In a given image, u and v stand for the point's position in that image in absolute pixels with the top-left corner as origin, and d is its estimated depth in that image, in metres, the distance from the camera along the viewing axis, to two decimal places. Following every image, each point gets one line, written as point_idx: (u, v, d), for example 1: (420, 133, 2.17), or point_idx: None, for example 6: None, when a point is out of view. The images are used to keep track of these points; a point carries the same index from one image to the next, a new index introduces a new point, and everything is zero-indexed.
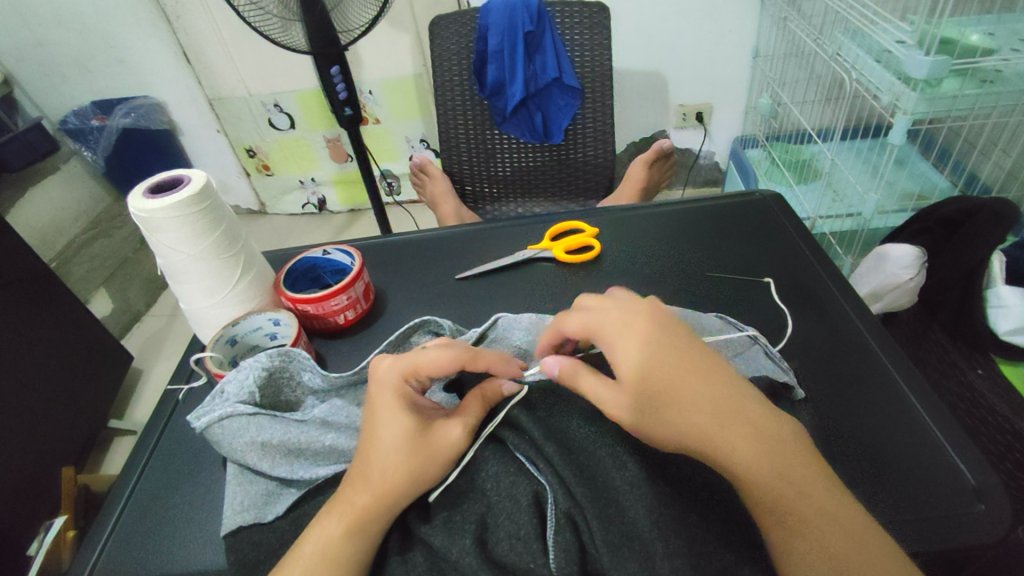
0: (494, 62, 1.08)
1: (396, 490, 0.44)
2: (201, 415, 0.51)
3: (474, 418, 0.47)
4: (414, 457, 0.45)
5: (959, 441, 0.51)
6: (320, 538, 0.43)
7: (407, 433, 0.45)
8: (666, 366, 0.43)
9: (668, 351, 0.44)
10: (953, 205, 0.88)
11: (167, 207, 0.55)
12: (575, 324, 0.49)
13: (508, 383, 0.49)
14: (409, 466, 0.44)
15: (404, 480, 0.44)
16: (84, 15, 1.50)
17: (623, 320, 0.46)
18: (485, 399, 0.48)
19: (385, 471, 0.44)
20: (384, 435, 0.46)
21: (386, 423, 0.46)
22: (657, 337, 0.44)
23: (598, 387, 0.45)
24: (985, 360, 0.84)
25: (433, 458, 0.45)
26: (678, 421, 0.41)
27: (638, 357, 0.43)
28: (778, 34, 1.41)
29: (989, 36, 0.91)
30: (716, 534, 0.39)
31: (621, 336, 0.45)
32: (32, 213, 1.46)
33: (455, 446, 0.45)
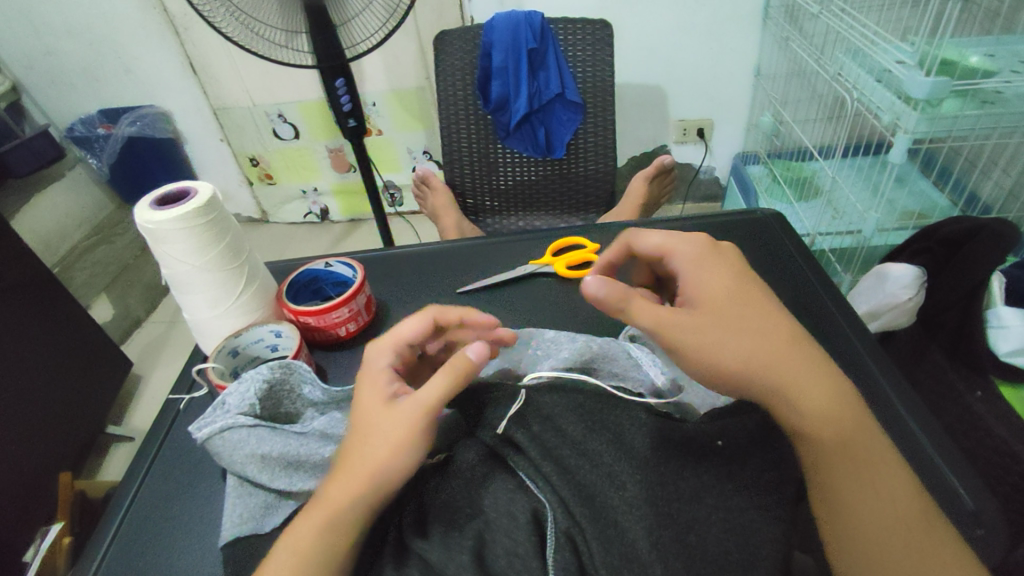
0: (499, 78, 1.10)
1: (366, 460, 0.45)
2: (202, 426, 0.50)
3: (438, 390, 0.47)
4: (379, 437, 0.46)
5: (958, 464, 0.52)
6: (297, 538, 0.44)
7: (377, 413, 0.48)
8: (732, 298, 0.53)
9: (740, 285, 0.54)
10: (954, 226, 0.88)
11: (172, 219, 0.56)
12: (658, 245, 0.59)
13: (473, 350, 0.49)
14: (378, 434, 0.46)
15: (376, 448, 0.45)
16: (92, 23, 1.51)
17: (703, 255, 0.56)
18: (455, 375, 0.47)
19: (356, 455, 0.46)
20: (359, 419, 0.48)
21: (364, 406, 0.49)
22: (729, 278, 0.54)
23: (648, 308, 0.52)
24: (984, 382, 0.83)
25: (396, 440, 0.45)
26: (712, 343, 0.50)
27: (717, 286, 0.54)
28: (779, 52, 1.43)
29: (989, 58, 0.92)
30: (712, 557, 0.39)
31: (701, 268, 0.56)
32: (35, 218, 1.47)
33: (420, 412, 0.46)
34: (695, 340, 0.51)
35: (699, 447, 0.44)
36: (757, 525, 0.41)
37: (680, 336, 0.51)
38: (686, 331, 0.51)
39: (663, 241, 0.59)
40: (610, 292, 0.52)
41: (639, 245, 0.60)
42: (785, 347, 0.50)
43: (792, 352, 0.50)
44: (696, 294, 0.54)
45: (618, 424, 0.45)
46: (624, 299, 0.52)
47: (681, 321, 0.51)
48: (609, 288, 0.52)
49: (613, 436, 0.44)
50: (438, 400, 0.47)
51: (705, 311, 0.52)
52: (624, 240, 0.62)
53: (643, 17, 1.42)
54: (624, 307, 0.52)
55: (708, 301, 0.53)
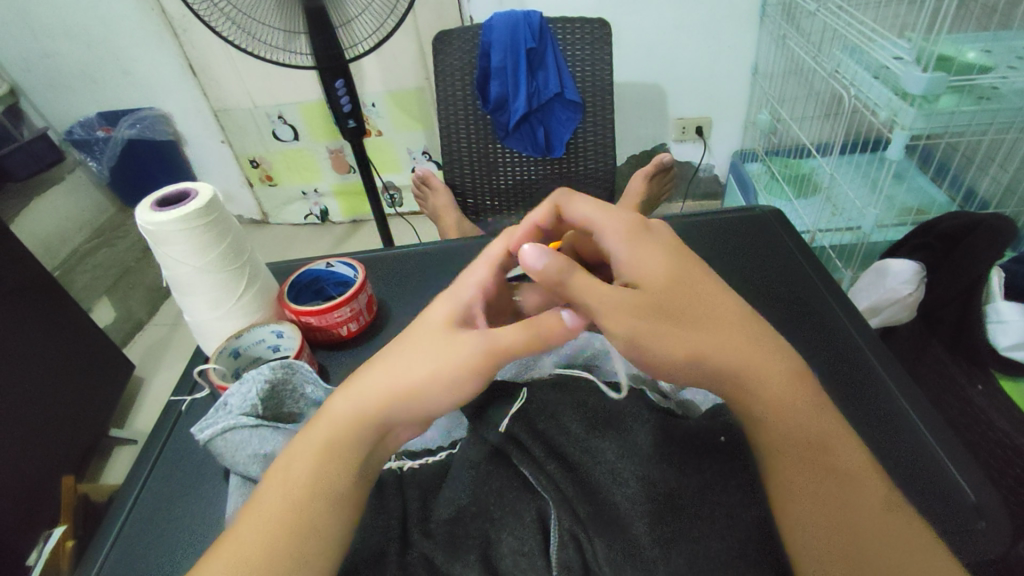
0: (497, 78, 1.10)
1: (409, 383, 0.43)
2: (205, 427, 0.51)
3: (517, 338, 0.44)
4: (433, 370, 0.43)
5: (959, 458, 0.52)
6: (291, 457, 0.42)
7: (440, 340, 0.45)
8: (675, 281, 0.45)
9: (683, 265, 0.46)
10: (950, 222, 0.88)
11: (174, 220, 0.56)
12: (588, 217, 0.51)
13: (571, 313, 0.45)
14: (438, 360, 0.43)
15: (429, 376, 0.43)
16: (92, 26, 1.51)
17: (639, 228, 0.49)
18: (541, 328, 0.44)
19: (398, 380, 0.44)
20: (414, 340, 0.45)
21: (426, 328, 0.46)
22: (667, 255, 0.47)
23: (591, 284, 0.44)
24: (985, 376, 0.83)
25: (448, 380, 0.43)
26: (657, 331, 0.43)
27: (659, 264, 0.46)
28: (777, 50, 1.43)
29: (987, 54, 0.92)
30: (715, 553, 0.39)
31: (639, 243, 0.47)
32: (36, 222, 1.47)
33: (491, 355, 0.43)
34: (639, 324, 0.43)
35: (702, 443, 0.44)
36: (761, 520, 0.41)
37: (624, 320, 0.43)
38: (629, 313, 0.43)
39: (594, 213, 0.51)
40: (550, 265, 0.44)
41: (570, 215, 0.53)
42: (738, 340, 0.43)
43: (755, 341, 0.44)
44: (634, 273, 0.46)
45: (621, 420, 0.46)
46: (563, 272, 0.44)
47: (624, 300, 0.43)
48: (549, 260, 0.44)
49: (614, 432, 0.45)
50: (510, 348, 0.44)
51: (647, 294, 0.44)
52: (553, 202, 0.54)
53: (641, 16, 1.42)
54: (563, 281, 0.44)
55: (648, 282, 0.45)
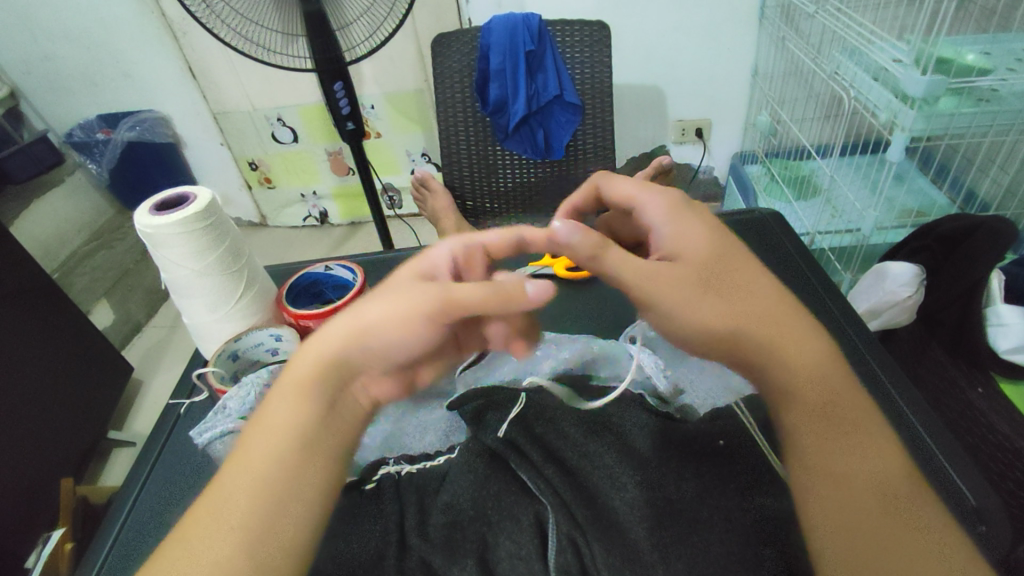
0: (496, 80, 1.10)
1: (365, 334, 0.42)
2: (204, 430, 0.53)
3: (475, 292, 0.43)
4: (394, 318, 0.42)
5: (959, 461, 0.52)
6: (262, 414, 0.41)
7: (399, 289, 0.44)
8: (711, 253, 0.49)
9: (720, 239, 0.50)
10: (950, 224, 0.87)
11: (172, 224, 0.57)
12: (629, 193, 0.54)
13: (537, 285, 0.45)
14: (394, 308, 0.42)
15: (386, 325, 0.42)
16: (92, 29, 1.52)
17: (677, 203, 0.52)
18: (504, 289, 0.44)
19: (359, 331, 0.43)
20: (374, 294, 0.45)
21: (390, 284, 0.45)
22: (706, 228, 0.50)
23: (621, 256, 0.48)
24: (985, 379, 0.83)
25: (410, 326, 0.43)
26: (683, 297, 0.47)
27: (698, 238, 0.49)
28: (776, 52, 1.43)
29: (985, 56, 0.92)
30: (717, 558, 0.38)
31: (678, 217, 0.51)
32: (35, 224, 1.47)
33: (448, 307, 0.43)
34: (672, 291, 0.47)
35: (701, 447, 0.44)
36: (765, 530, 0.40)
37: (657, 285, 0.47)
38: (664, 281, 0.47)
39: (634, 190, 0.54)
40: (581, 241, 0.47)
41: (608, 193, 0.57)
42: (762, 304, 0.47)
43: None
44: (673, 245, 0.49)
45: (620, 424, 0.46)
46: (597, 246, 0.48)
47: (656, 271, 0.47)
48: (579, 236, 0.47)
49: (613, 437, 0.45)
50: (471, 298, 0.43)
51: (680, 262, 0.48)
52: (591, 182, 0.58)
53: (641, 18, 1.42)
54: (597, 253, 0.48)
55: (686, 254, 0.49)
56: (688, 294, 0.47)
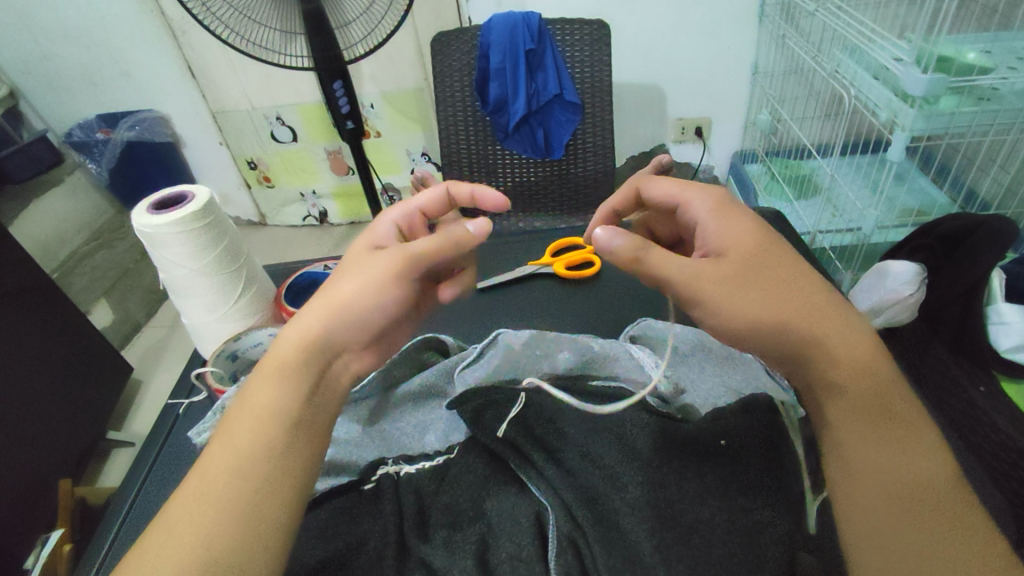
0: (496, 79, 1.09)
1: (335, 305, 0.46)
2: (202, 430, 0.52)
3: (428, 245, 0.48)
4: (359, 279, 0.47)
5: (960, 460, 0.52)
6: (248, 396, 0.44)
7: (359, 258, 0.49)
8: (758, 252, 0.48)
9: (766, 239, 0.49)
10: (952, 223, 0.87)
11: (170, 223, 0.56)
12: (669, 194, 0.55)
13: (476, 223, 0.51)
14: (360, 277, 0.47)
15: (354, 293, 0.46)
16: (90, 28, 1.51)
17: (719, 203, 0.52)
18: (451, 237, 0.49)
19: (327, 297, 0.47)
20: (339, 268, 0.49)
21: (350, 258, 0.50)
22: (754, 227, 0.50)
23: (666, 259, 0.48)
24: (986, 377, 0.82)
25: (374, 284, 0.47)
26: (728, 297, 0.46)
27: (742, 238, 0.49)
28: (777, 51, 1.43)
29: (987, 54, 0.92)
30: (716, 559, 0.39)
31: (720, 217, 0.50)
32: (34, 224, 1.46)
33: (409, 265, 0.48)
34: (719, 290, 0.46)
35: (703, 446, 0.43)
36: (769, 532, 0.40)
37: (707, 286, 0.46)
38: (711, 283, 0.46)
39: (673, 190, 0.54)
40: (624, 243, 0.47)
41: (648, 193, 0.57)
42: (808, 301, 0.46)
43: None
44: (718, 246, 0.49)
45: (620, 424, 0.45)
46: (639, 248, 0.48)
47: (700, 269, 0.47)
48: (622, 238, 0.47)
49: (614, 437, 0.45)
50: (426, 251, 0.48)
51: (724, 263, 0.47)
52: (632, 185, 0.58)
53: (641, 17, 1.42)
54: (639, 256, 0.48)
55: (732, 253, 0.48)
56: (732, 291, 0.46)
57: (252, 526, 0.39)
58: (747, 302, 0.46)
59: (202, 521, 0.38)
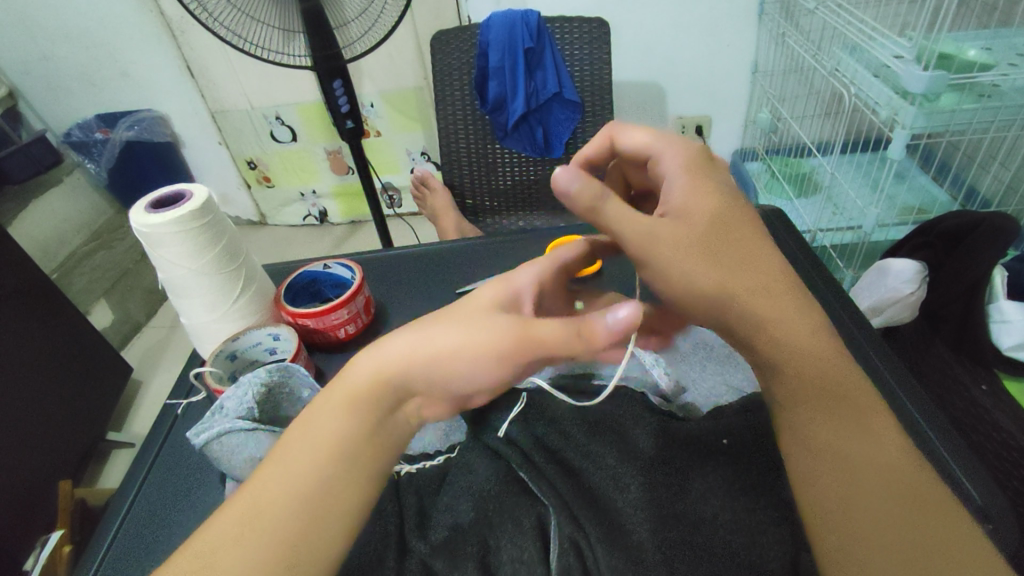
0: (495, 78, 1.09)
1: (436, 364, 0.40)
2: (202, 431, 0.50)
3: (558, 332, 0.41)
4: (473, 352, 0.40)
5: (965, 460, 0.51)
6: (316, 419, 0.40)
7: (484, 316, 0.42)
8: (713, 221, 0.45)
9: (737, 209, 0.47)
10: (953, 220, 0.86)
11: (168, 223, 0.56)
12: (646, 145, 0.51)
13: (623, 314, 0.42)
14: (469, 341, 0.40)
15: (457, 360, 0.40)
16: (89, 28, 1.51)
17: (696, 161, 0.49)
18: (584, 326, 0.42)
19: (434, 356, 0.40)
20: (460, 316, 0.42)
21: (474, 305, 0.43)
22: (717, 196, 0.46)
23: (626, 214, 0.45)
24: (988, 375, 0.84)
25: (482, 363, 0.40)
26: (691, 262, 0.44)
27: (711, 199, 0.46)
28: (777, 49, 1.43)
29: (987, 51, 0.92)
30: (720, 559, 0.38)
31: (693, 176, 0.48)
32: (33, 224, 1.46)
33: (524, 344, 0.41)
34: (680, 258, 0.44)
35: (704, 446, 0.44)
36: (774, 534, 0.39)
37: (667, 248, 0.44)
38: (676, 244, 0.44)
39: (651, 143, 0.51)
40: (583, 187, 0.44)
41: (624, 143, 0.53)
42: (786, 284, 0.45)
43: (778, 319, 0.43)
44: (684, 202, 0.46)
45: (622, 424, 0.46)
46: (598, 197, 0.44)
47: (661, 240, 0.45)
48: (581, 182, 0.44)
49: (615, 438, 0.45)
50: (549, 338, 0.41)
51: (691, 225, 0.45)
52: (607, 131, 0.54)
53: (640, 16, 1.42)
54: (599, 206, 0.45)
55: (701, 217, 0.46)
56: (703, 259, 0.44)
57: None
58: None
59: (239, 549, 0.35)
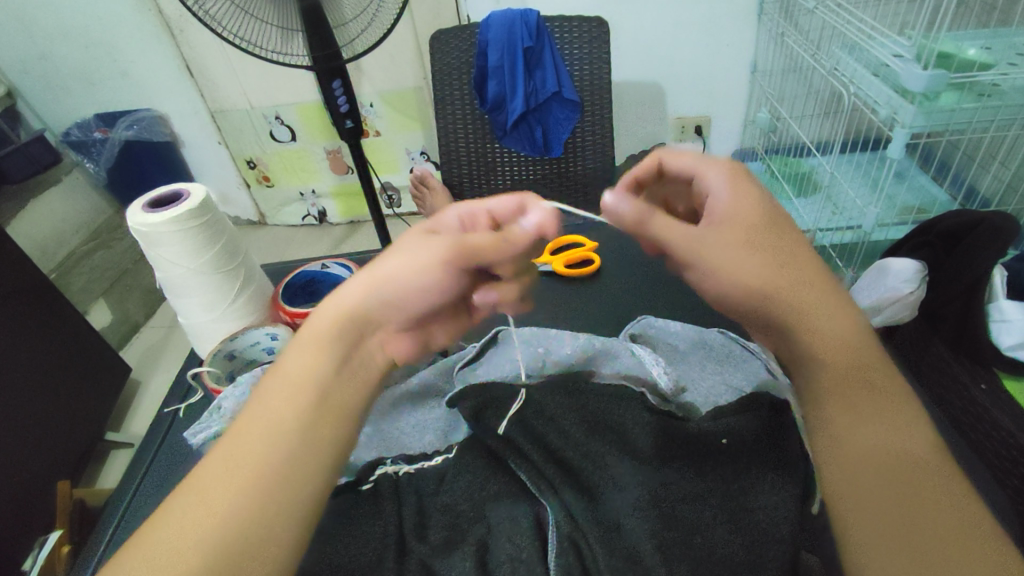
0: (495, 77, 1.09)
1: (388, 288, 0.43)
2: (200, 431, 0.51)
3: (486, 241, 0.46)
4: (416, 269, 0.44)
5: (962, 459, 0.52)
6: (288, 365, 0.41)
7: (418, 243, 0.46)
8: (757, 222, 0.47)
9: (778, 216, 0.48)
10: (952, 219, 0.86)
11: (166, 222, 0.56)
12: (687, 164, 0.53)
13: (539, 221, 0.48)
14: (414, 261, 0.44)
15: (408, 279, 0.43)
16: (88, 27, 1.51)
17: (739, 171, 0.50)
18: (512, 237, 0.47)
19: (385, 280, 0.43)
20: (398, 246, 0.46)
21: (408, 240, 0.46)
22: (760, 199, 0.48)
23: (669, 225, 0.49)
24: (987, 374, 0.82)
25: (427, 279, 0.44)
26: (732, 266, 0.46)
27: (754, 206, 0.48)
28: (776, 49, 1.43)
29: (987, 50, 0.92)
30: (720, 558, 0.38)
31: (737, 185, 0.49)
32: (32, 224, 1.46)
33: (461, 253, 0.45)
34: (723, 263, 0.46)
35: (704, 446, 0.43)
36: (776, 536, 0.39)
37: (727, 265, 0.46)
38: (731, 260, 0.46)
39: (694, 162, 0.53)
40: (628, 208, 0.49)
41: (669, 162, 0.55)
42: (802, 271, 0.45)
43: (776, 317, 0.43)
44: (728, 210, 0.48)
45: (624, 424, 0.45)
46: (642, 214, 0.49)
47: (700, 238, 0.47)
48: (627, 203, 0.49)
49: (614, 439, 0.44)
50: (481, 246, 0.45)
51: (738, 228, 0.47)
52: (653, 156, 0.56)
53: (640, 15, 1.42)
54: (644, 221, 0.49)
55: (741, 222, 0.47)
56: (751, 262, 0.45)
57: (275, 516, 0.36)
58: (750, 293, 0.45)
59: (231, 491, 0.36)
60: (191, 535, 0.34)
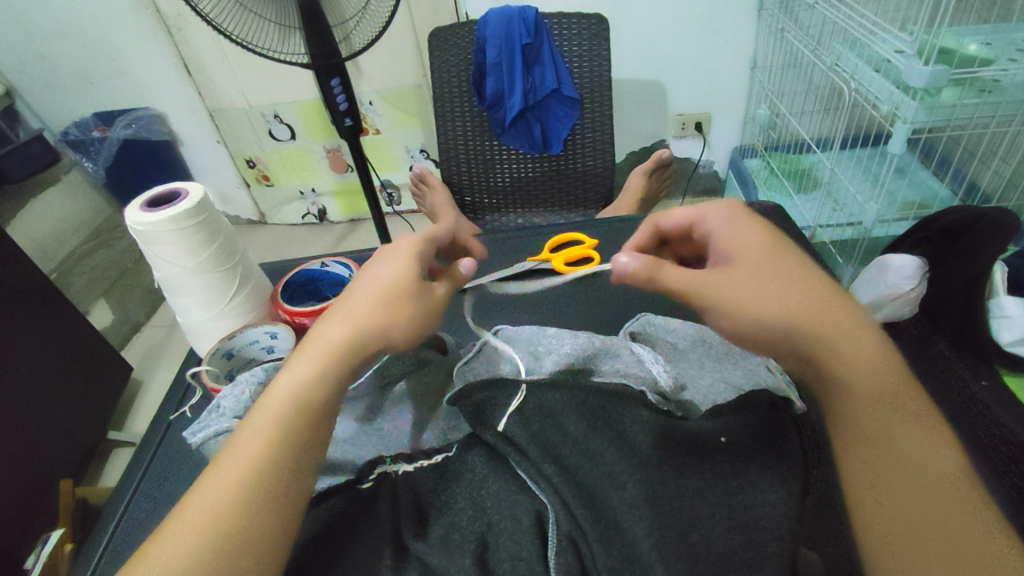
0: (493, 74, 1.09)
1: (402, 334, 0.48)
2: (198, 430, 0.51)
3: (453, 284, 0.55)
4: (422, 317, 0.49)
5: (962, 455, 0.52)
6: (289, 385, 0.44)
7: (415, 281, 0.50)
8: (764, 256, 0.50)
9: (779, 247, 0.51)
10: (953, 214, 0.86)
11: (163, 220, 0.56)
12: (681, 216, 0.58)
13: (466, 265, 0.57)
14: (423, 310, 0.49)
15: (407, 326, 0.48)
16: (86, 27, 1.51)
17: (733, 214, 0.54)
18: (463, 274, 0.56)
19: (401, 325, 0.48)
20: (389, 277, 0.49)
21: (395, 271, 0.50)
22: (760, 232, 0.52)
23: (676, 273, 0.51)
24: (989, 371, 0.81)
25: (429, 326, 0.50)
26: (736, 296, 0.48)
27: (755, 243, 0.51)
28: (776, 44, 1.42)
29: (987, 45, 0.91)
30: (717, 557, 0.38)
31: (733, 227, 0.53)
32: (32, 223, 1.46)
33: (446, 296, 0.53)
34: (735, 297, 0.48)
35: (702, 445, 0.43)
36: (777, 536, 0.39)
37: (737, 297, 0.48)
38: (749, 295, 0.47)
39: (689, 213, 0.57)
40: (639, 264, 0.51)
41: (665, 223, 0.60)
42: (812, 288, 0.48)
43: None
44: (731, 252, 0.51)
45: (620, 420, 0.44)
46: (651, 270, 0.51)
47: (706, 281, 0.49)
48: (638, 260, 0.51)
49: (613, 434, 0.44)
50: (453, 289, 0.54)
51: (740, 265, 0.49)
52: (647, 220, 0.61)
53: (639, 12, 1.41)
54: (652, 277, 0.51)
55: (742, 255, 0.50)
56: (759, 290, 0.47)
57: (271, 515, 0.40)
58: (764, 306, 0.46)
59: (235, 498, 0.40)
60: (196, 545, 0.38)
